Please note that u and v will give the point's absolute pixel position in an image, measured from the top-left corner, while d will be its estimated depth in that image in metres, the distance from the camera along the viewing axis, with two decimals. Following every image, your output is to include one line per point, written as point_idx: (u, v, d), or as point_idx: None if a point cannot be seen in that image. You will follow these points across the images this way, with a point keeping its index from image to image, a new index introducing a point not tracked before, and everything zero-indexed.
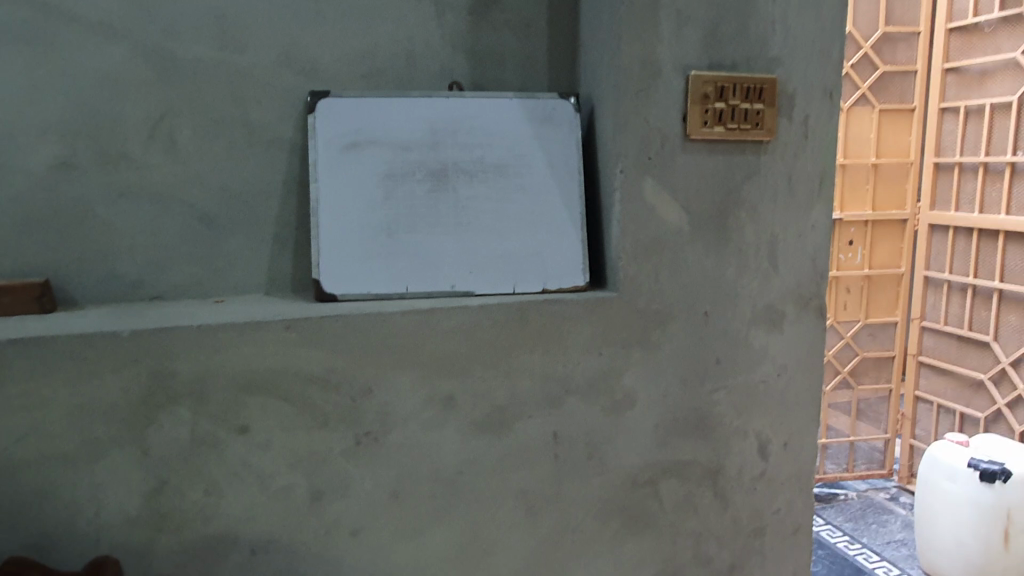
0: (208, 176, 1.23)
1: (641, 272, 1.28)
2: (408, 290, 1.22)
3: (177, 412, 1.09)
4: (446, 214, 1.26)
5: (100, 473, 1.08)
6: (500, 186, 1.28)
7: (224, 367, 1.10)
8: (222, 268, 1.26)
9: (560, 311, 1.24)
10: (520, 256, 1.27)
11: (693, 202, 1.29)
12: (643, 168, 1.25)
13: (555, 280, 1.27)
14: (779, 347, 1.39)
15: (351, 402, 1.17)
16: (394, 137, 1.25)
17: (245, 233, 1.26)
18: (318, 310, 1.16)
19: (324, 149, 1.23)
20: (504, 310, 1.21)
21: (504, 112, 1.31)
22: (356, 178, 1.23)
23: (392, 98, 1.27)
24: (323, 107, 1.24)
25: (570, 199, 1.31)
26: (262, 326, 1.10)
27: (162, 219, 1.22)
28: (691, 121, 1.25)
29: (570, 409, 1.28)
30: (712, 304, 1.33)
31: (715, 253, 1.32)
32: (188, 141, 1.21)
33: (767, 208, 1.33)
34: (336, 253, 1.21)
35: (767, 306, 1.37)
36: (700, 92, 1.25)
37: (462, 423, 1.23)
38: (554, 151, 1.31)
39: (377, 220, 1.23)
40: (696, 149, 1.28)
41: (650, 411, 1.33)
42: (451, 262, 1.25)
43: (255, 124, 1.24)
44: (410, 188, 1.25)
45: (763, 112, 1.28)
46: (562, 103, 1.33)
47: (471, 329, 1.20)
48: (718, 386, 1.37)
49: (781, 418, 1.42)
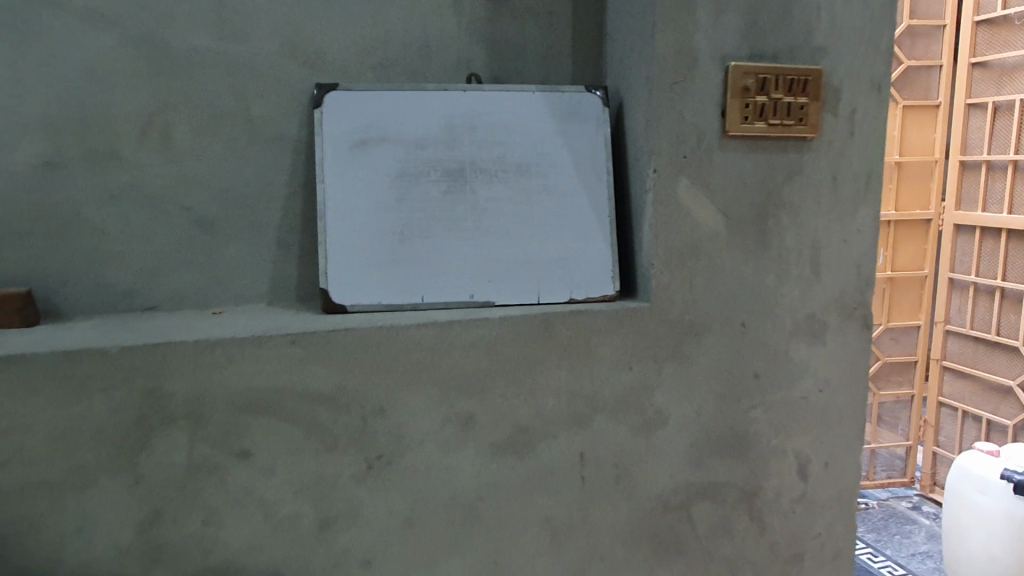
0: (206, 177, 1.13)
1: (675, 280, 1.18)
2: (423, 300, 1.13)
3: (172, 435, 1.00)
4: (463, 218, 1.16)
5: (87, 504, 0.98)
6: (522, 187, 1.19)
7: (224, 386, 1.00)
8: (222, 276, 1.16)
9: (589, 323, 1.14)
10: (544, 264, 1.18)
11: (731, 204, 1.19)
12: (678, 167, 1.15)
13: (582, 289, 1.18)
14: (821, 360, 1.30)
15: (361, 423, 1.07)
16: (407, 134, 1.16)
17: (246, 239, 1.17)
18: (326, 323, 1.06)
19: (331, 147, 1.13)
20: (528, 322, 1.11)
21: (526, 107, 1.21)
22: (366, 179, 1.14)
23: (404, 91, 1.17)
24: (330, 101, 1.14)
25: (598, 202, 1.21)
26: (265, 340, 1.01)
27: (156, 223, 1.12)
28: (730, 116, 1.15)
29: (598, 428, 1.19)
30: (750, 314, 1.23)
31: (754, 259, 1.22)
32: (184, 139, 1.12)
33: (810, 210, 1.23)
34: (345, 261, 1.12)
35: (809, 316, 1.27)
36: (740, 85, 1.15)
37: (482, 444, 1.13)
38: (579, 149, 1.21)
39: (389, 224, 1.14)
40: (735, 147, 1.18)
41: (684, 430, 1.24)
42: (470, 271, 1.15)
43: (257, 120, 1.15)
44: (424, 190, 1.15)
45: (807, 106, 1.18)
46: (588, 95, 1.23)
47: (492, 343, 1.10)
48: (755, 402, 1.27)
49: (821, 436, 1.33)
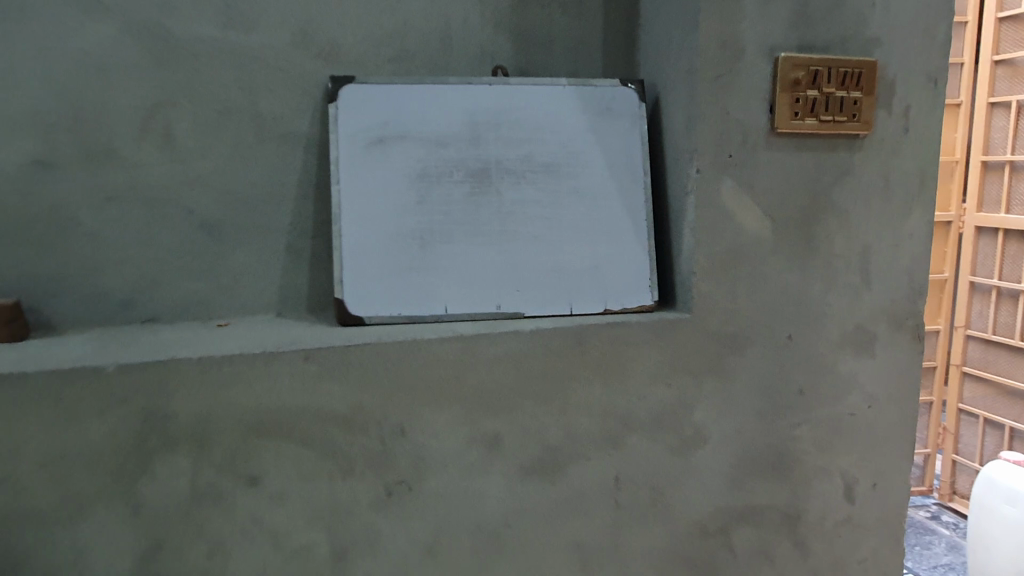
0: (211, 178, 1.04)
1: (717, 289, 1.10)
2: (446, 311, 1.05)
3: (174, 460, 0.91)
4: (489, 222, 1.07)
5: (80, 536, 0.89)
6: (552, 189, 1.10)
7: (232, 407, 0.92)
8: (227, 285, 1.07)
9: (625, 335, 1.06)
10: (576, 272, 1.09)
11: (777, 207, 1.11)
12: (722, 167, 1.07)
13: (617, 298, 1.09)
14: (868, 374, 1.21)
15: (381, 445, 0.98)
16: (428, 132, 1.07)
17: (254, 244, 1.08)
18: (342, 337, 0.97)
19: (346, 145, 1.05)
20: (559, 335, 1.03)
21: (555, 102, 1.12)
22: (384, 180, 1.05)
23: (425, 85, 1.08)
24: (345, 95, 1.05)
25: (632, 204, 1.12)
26: (277, 356, 0.92)
27: (157, 228, 1.03)
28: (779, 112, 1.07)
29: (633, 448, 1.10)
30: (795, 326, 1.15)
31: (800, 266, 1.13)
32: (187, 136, 1.03)
33: (860, 214, 1.15)
34: (362, 269, 1.03)
35: (856, 327, 1.19)
36: (789, 78, 1.07)
37: (510, 467, 1.05)
38: (612, 148, 1.13)
39: (409, 229, 1.05)
40: (782, 146, 1.10)
41: (724, 449, 1.15)
42: (496, 279, 1.06)
43: (266, 115, 1.06)
44: (446, 192, 1.07)
45: (860, 101, 1.11)
46: (623, 90, 1.14)
47: (521, 358, 1.02)
48: (799, 419, 1.18)
49: (867, 455, 1.24)
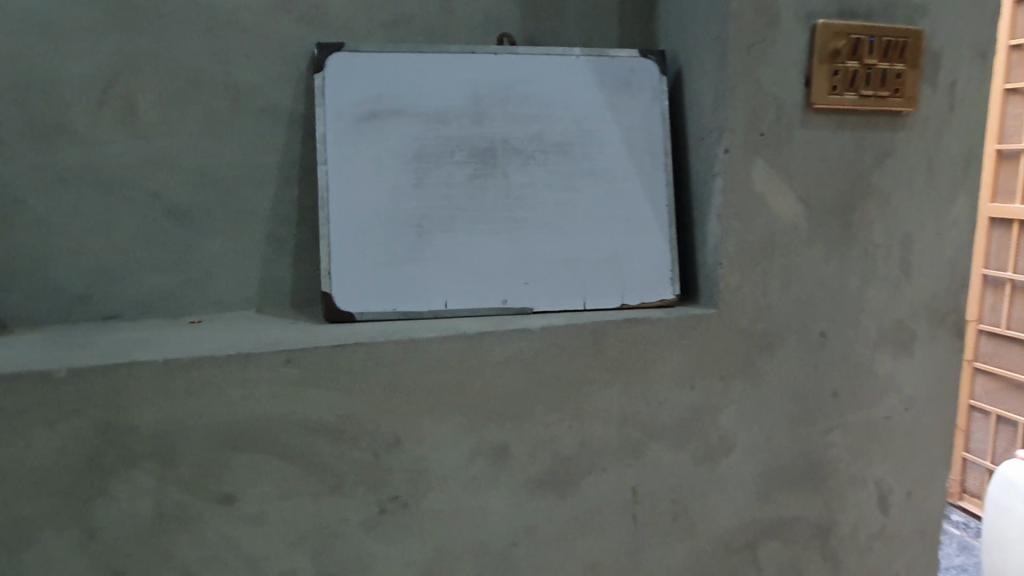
0: (180, 157, 0.93)
1: (747, 282, 0.99)
2: (446, 307, 0.94)
3: (135, 478, 0.79)
4: (494, 208, 0.96)
5: (27, 566, 0.78)
6: (564, 171, 0.99)
7: (202, 418, 0.80)
8: (199, 277, 0.96)
9: (646, 334, 0.95)
10: (591, 263, 0.98)
11: (814, 191, 1.00)
12: (753, 147, 0.96)
13: (636, 292, 0.98)
14: (908, 376, 1.11)
15: (373, 458, 0.87)
16: (426, 106, 0.96)
17: (230, 233, 0.97)
18: (330, 336, 0.86)
19: (334, 120, 0.93)
20: (574, 333, 0.92)
21: (568, 74, 1.00)
22: (377, 160, 0.94)
23: (423, 54, 0.97)
24: (332, 64, 0.94)
25: (653, 189, 1.01)
26: (253, 359, 0.81)
27: (119, 214, 0.92)
28: (815, 86, 0.96)
29: (653, 459, 0.99)
30: (830, 323, 1.04)
31: (836, 257, 1.03)
32: (150, 109, 0.91)
33: (902, 200, 1.04)
34: (352, 259, 0.92)
35: (895, 324, 1.08)
36: (828, 47, 0.96)
37: (518, 481, 0.94)
38: (631, 125, 1.01)
39: (405, 215, 0.94)
40: (819, 123, 0.99)
41: (752, 458, 1.04)
42: (502, 271, 0.95)
43: (242, 87, 0.94)
44: (447, 173, 0.96)
45: (904, 75, 1.00)
46: (642, 62, 1.03)
47: (531, 359, 0.91)
48: (833, 425, 1.08)
49: (905, 462, 1.14)
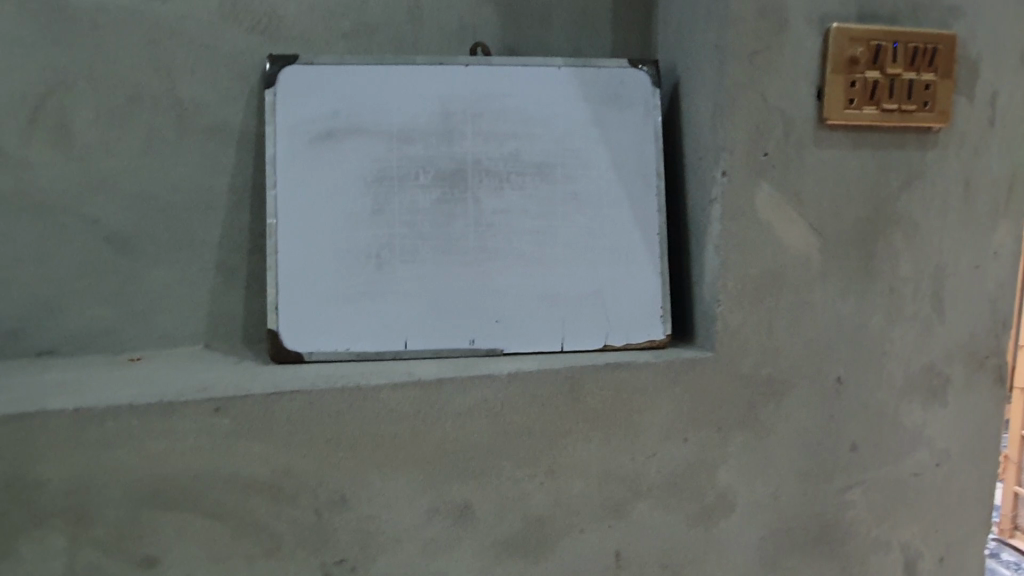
0: (118, 180, 0.90)
1: (750, 322, 0.87)
2: (407, 346, 0.84)
3: (45, 540, 0.71)
4: (464, 236, 0.87)
5: None
6: (543, 195, 0.88)
7: (120, 473, 0.72)
8: (141, 311, 0.92)
9: (630, 381, 0.84)
10: (571, 299, 0.87)
11: (828, 219, 0.88)
12: (758, 169, 0.84)
13: (622, 332, 0.88)
14: (941, 427, 0.97)
15: (316, 517, 0.78)
16: (390, 124, 0.87)
17: (173, 262, 0.93)
18: (269, 382, 0.77)
19: (286, 140, 0.85)
20: (547, 380, 0.81)
21: (549, 86, 0.90)
22: (332, 183, 0.85)
23: (386, 66, 0.88)
24: (285, 79, 0.86)
25: (643, 216, 0.90)
26: (179, 409, 0.72)
27: (54, 241, 0.89)
28: (829, 99, 0.84)
29: (640, 520, 0.87)
30: (849, 367, 0.91)
31: (855, 293, 0.90)
32: (88, 132, 0.89)
33: (933, 228, 0.91)
34: (303, 293, 0.84)
35: (926, 368, 0.95)
36: (844, 55, 0.84)
37: (482, 543, 0.83)
38: (620, 144, 0.91)
39: (363, 244, 0.85)
40: (836, 141, 0.87)
41: (757, 519, 0.92)
42: (470, 308, 0.86)
43: (187, 105, 0.91)
44: (410, 198, 0.86)
45: (935, 86, 0.87)
46: (633, 73, 0.92)
47: (498, 409, 0.80)
48: (850, 482, 0.94)
49: (937, 525, 1.00)
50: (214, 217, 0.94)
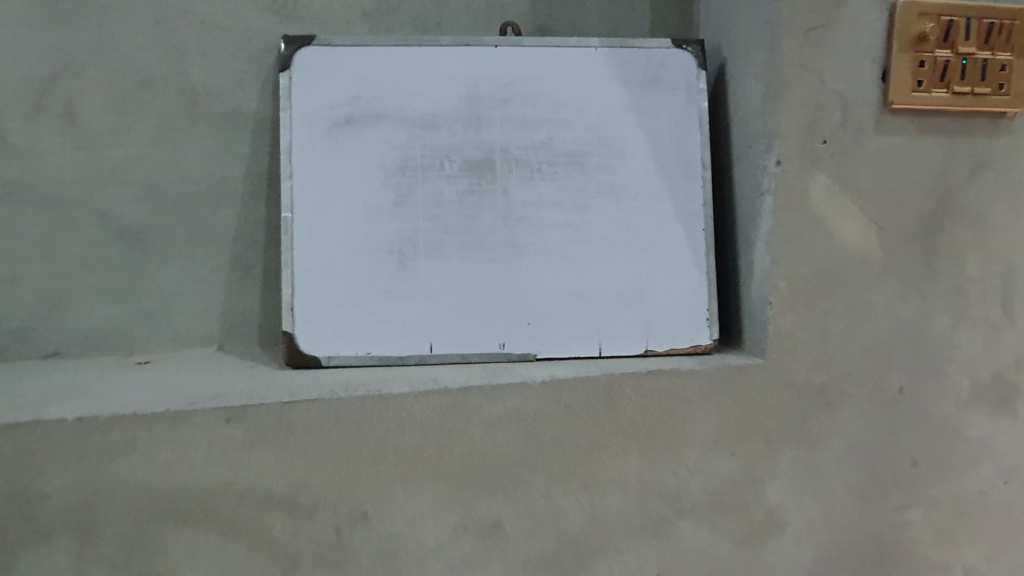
0: (128, 172, 0.86)
1: (804, 324, 0.80)
2: (433, 350, 0.79)
3: (45, 558, 0.66)
4: (492, 231, 0.80)
5: None
6: (577, 187, 0.82)
7: (126, 487, 0.67)
8: (152, 309, 0.88)
9: (671, 390, 0.78)
10: (608, 299, 0.81)
11: (892, 212, 0.80)
12: (814, 157, 0.77)
13: (663, 336, 0.82)
14: (1011, 441, 0.88)
15: (333, 536, 0.71)
16: (412, 110, 0.81)
17: (185, 257, 0.88)
18: (285, 389, 0.72)
19: (303, 127, 0.80)
20: (581, 387, 0.76)
21: (584, 68, 0.83)
22: (351, 174, 0.80)
23: (409, 47, 0.82)
24: (301, 62, 0.81)
25: (687, 210, 0.83)
26: (188, 417, 0.68)
27: (62, 237, 0.86)
28: (895, 81, 0.77)
29: (683, 540, 0.80)
30: (911, 375, 0.83)
31: (919, 293, 0.82)
32: (95, 119, 0.85)
33: (1004, 222, 0.83)
34: (321, 292, 0.78)
35: (994, 376, 0.86)
36: (911, 32, 0.76)
37: (512, 564, 0.76)
38: (662, 132, 0.83)
39: (384, 240, 0.79)
40: (899, 126, 0.79)
41: (811, 540, 0.84)
42: (499, 309, 0.80)
43: (199, 89, 0.87)
44: (434, 190, 0.80)
45: (1013, 66, 0.78)
46: (677, 54, 0.84)
47: (529, 419, 0.75)
48: (911, 500, 0.86)
49: (1014, 550, 0.90)
50: (227, 209, 0.89)
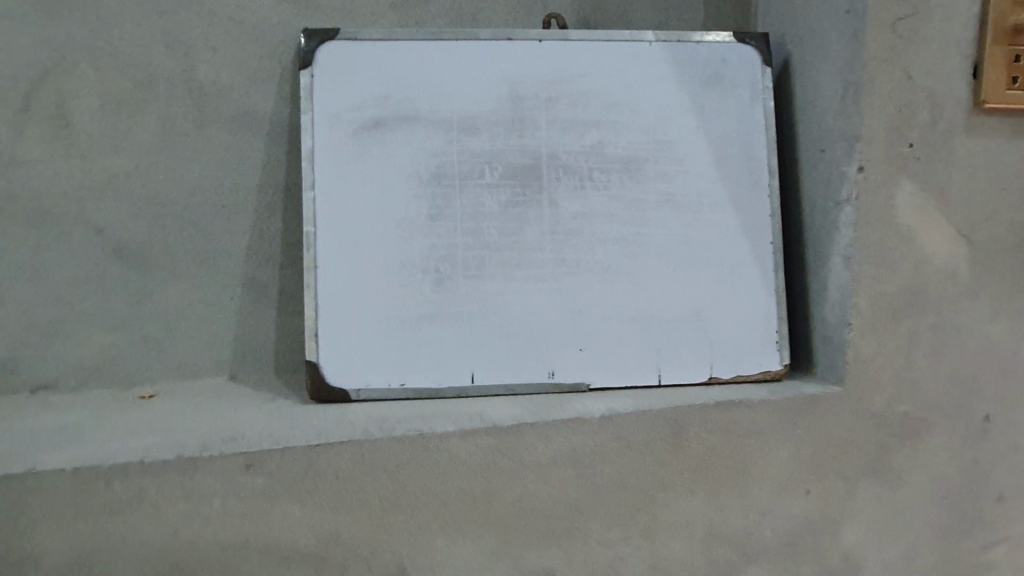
0: (129, 181, 0.78)
1: (886, 349, 0.71)
2: (474, 381, 0.70)
3: None
4: (538, 247, 0.72)
5: None
6: (633, 197, 0.74)
7: (131, 548, 0.58)
8: (157, 334, 0.79)
9: (743, 423, 0.69)
10: (668, 322, 0.73)
11: (981, 224, 0.72)
12: (900, 163, 0.69)
13: (729, 361, 0.73)
14: None
15: None
16: (449, 112, 0.72)
17: (193, 277, 0.80)
18: (311, 429, 0.64)
19: (326, 131, 0.71)
20: (645, 423, 0.67)
21: (639, 65, 0.75)
22: (382, 184, 0.71)
23: (443, 41, 0.73)
24: (324, 59, 0.72)
25: (753, 221, 0.75)
26: (201, 466, 0.59)
27: (54, 256, 0.77)
28: (989, 78, 0.69)
29: None
30: (999, 402, 0.75)
31: (1010, 312, 0.74)
32: (92, 123, 0.77)
33: None
34: (348, 316, 0.70)
35: None
36: (1007, 23, 0.68)
37: None
38: (724, 136, 0.75)
39: (418, 258, 0.71)
40: (994, 127, 0.71)
41: None
42: (548, 333, 0.71)
43: (208, 89, 0.78)
44: (474, 200, 0.72)
45: None
46: (739, 50, 0.77)
47: (587, 459, 0.66)
48: (994, 538, 0.78)
49: None
50: (240, 223, 0.80)
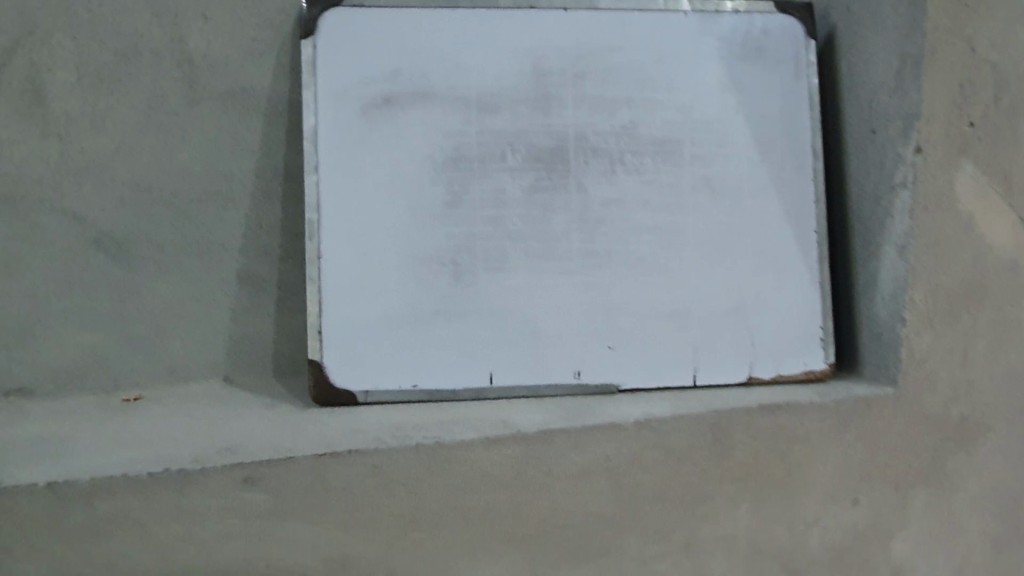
0: (114, 165, 0.71)
1: (944, 346, 0.65)
2: (494, 383, 0.64)
3: None
4: (566, 237, 0.66)
5: None
6: (668, 181, 0.67)
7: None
8: (144, 333, 0.72)
9: (793, 428, 0.63)
10: (706, 317, 0.67)
11: None
12: (961, 145, 0.63)
13: (772, 360, 0.67)
14: None
15: None
16: (467, 88, 0.66)
17: (183, 271, 0.73)
18: (318, 438, 0.57)
19: (331, 109, 0.65)
20: (687, 429, 0.61)
21: (673, 37, 0.69)
22: (393, 167, 0.65)
23: (461, 11, 0.67)
24: (329, 29, 0.66)
25: (795, 209, 0.69)
26: (194, 481, 0.52)
27: (31, 247, 0.70)
28: None
29: None
30: None
31: None
32: (73, 100, 0.70)
33: None
34: (356, 312, 0.63)
35: None
36: None
37: None
38: (765, 115, 0.69)
39: (434, 248, 0.64)
40: None
41: None
42: (576, 331, 0.65)
43: (200, 63, 0.72)
44: (495, 185, 0.65)
45: None
46: (780, 23, 0.71)
47: (623, 469, 0.59)
48: None
49: None
50: (235, 211, 0.74)
